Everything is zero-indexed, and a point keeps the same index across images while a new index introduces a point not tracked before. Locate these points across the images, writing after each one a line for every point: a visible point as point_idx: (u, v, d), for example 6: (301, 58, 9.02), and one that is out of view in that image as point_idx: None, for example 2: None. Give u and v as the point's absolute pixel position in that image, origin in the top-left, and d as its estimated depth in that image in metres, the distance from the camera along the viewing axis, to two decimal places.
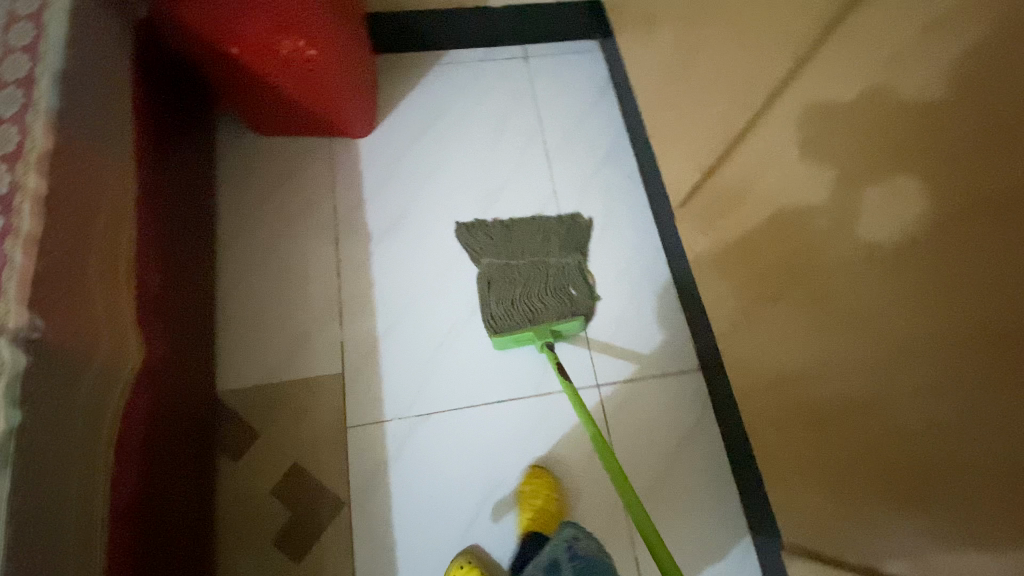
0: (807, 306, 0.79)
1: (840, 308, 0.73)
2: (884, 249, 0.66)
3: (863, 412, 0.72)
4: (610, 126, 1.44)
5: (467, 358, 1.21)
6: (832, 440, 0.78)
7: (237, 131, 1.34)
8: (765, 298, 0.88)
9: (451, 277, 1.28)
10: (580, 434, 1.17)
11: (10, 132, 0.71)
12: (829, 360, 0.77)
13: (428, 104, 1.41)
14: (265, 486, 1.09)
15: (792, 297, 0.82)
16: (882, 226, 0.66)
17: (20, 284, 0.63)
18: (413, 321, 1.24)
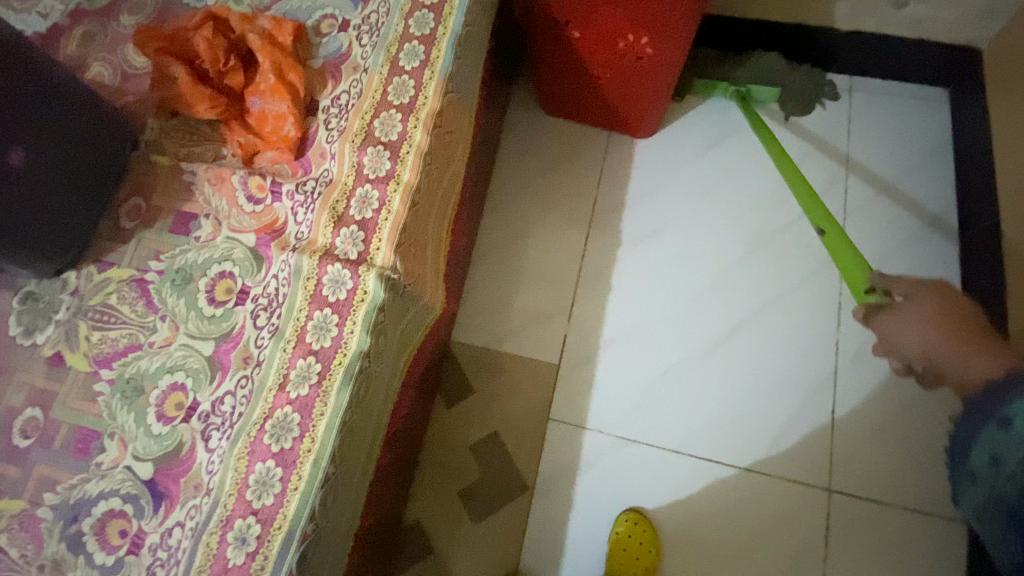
0: None
1: None
2: None
3: None
4: (935, 197, 1.20)
5: (684, 400, 1.13)
6: None
7: (527, 102, 1.38)
8: None
9: (695, 310, 1.19)
10: (789, 529, 1.04)
11: (410, 84, 0.78)
12: None
13: (724, 119, 1.31)
14: (466, 441, 1.16)
15: None
16: None
17: (392, 228, 0.72)
18: (640, 342, 1.18)
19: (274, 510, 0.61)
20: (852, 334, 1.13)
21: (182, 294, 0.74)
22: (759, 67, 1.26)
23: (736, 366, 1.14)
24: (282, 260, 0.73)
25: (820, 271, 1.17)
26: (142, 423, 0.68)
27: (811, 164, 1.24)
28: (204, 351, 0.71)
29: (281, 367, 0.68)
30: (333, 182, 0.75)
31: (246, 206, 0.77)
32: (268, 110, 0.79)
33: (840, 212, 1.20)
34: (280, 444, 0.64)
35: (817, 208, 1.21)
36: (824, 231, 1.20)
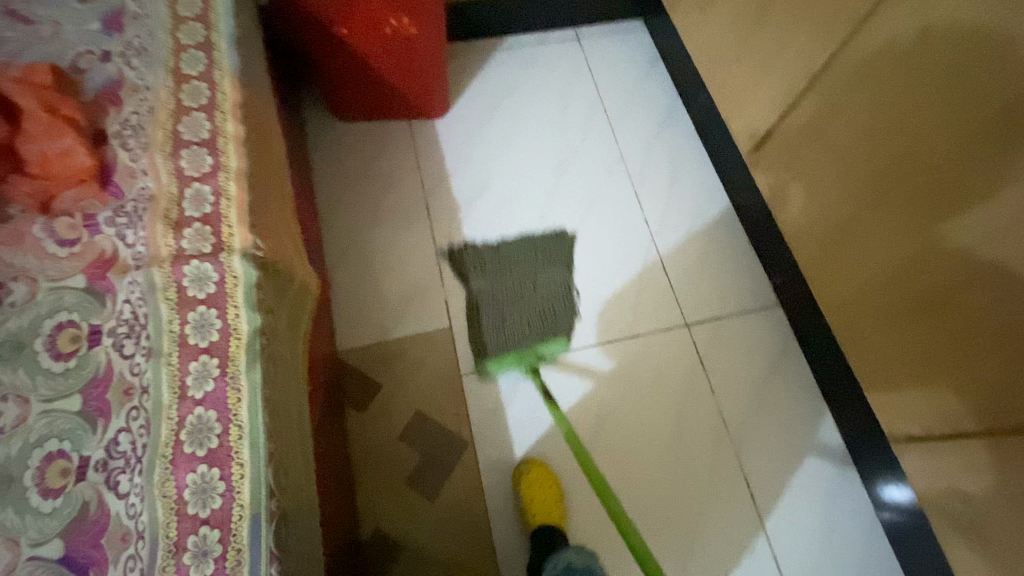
0: (865, 215, 0.95)
1: (885, 190, 0.91)
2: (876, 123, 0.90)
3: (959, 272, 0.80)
4: (664, 92, 1.54)
5: (529, 393, 1.19)
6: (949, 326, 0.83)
7: (321, 117, 1.43)
8: (865, 241, 0.95)
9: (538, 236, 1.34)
10: (676, 371, 1.23)
11: (202, 87, 0.79)
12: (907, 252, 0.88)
13: (495, 82, 1.51)
14: (391, 433, 1.15)
15: (889, 237, 0.91)
16: (849, 96, 0.95)
17: (238, 212, 0.72)
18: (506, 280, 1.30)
19: (229, 505, 0.58)
20: (655, 208, 1.39)
21: (17, 364, 0.64)
22: (539, 323, 1.25)
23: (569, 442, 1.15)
24: (129, 283, 0.67)
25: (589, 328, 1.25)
26: (22, 512, 0.58)
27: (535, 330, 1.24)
28: (71, 408, 0.62)
29: (173, 379, 0.63)
30: (155, 193, 0.72)
31: (59, 252, 0.69)
32: (52, 150, 0.72)
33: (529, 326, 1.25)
34: (206, 446, 0.60)
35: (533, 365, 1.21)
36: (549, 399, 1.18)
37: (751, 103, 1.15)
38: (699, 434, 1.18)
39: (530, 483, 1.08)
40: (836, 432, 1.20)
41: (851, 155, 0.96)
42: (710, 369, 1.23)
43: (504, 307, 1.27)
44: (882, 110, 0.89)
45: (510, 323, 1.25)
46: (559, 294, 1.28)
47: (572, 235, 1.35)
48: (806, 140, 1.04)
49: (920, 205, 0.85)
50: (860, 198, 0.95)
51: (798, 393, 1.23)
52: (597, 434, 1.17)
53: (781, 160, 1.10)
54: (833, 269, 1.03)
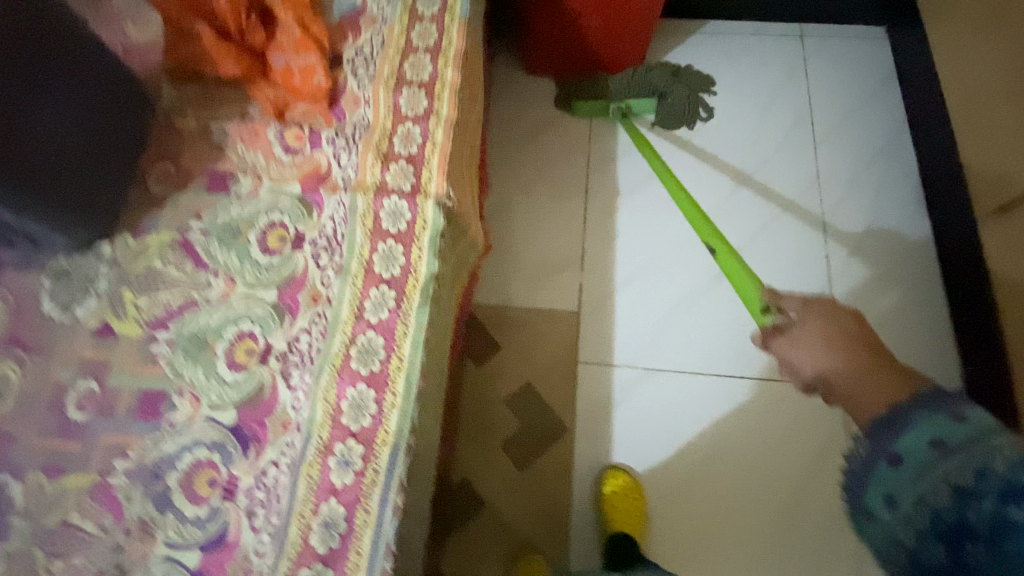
0: None
1: None
2: None
3: None
4: (890, 118, 1.32)
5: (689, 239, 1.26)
6: None
7: (510, 69, 1.43)
8: None
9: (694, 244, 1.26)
10: (813, 428, 1.11)
11: (432, 28, 0.81)
12: None
13: (694, 67, 1.39)
14: (501, 393, 1.18)
15: None
16: None
17: (440, 158, 0.74)
18: (649, 280, 1.24)
19: (374, 431, 0.62)
20: (840, 246, 1.22)
21: (233, 247, 0.73)
22: (642, 82, 1.35)
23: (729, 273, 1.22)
24: (334, 201, 0.73)
25: (742, 203, 1.27)
26: (215, 374, 0.67)
27: (689, 169, 1.30)
28: (267, 298, 0.70)
29: (354, 299, 0.68)
30: (371, 123, 0.77)
31: (285, 157, 0.77)
32: (295, 65, 0.80)
33: (709, 194, 1.28)
34: (367, 369, 0.65)
35: (688, 201, 1.28)
36: (706, 224, 1.25)
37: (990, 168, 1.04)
38: (817, 505, 1.06)
39: (614, 490, 1.05)
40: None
41: None
42: (853, 439, 1.09)
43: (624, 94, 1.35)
44: None
45: (616, 85, 1.35)
46: (665, 86, 1.35)
47: (735, 251, 1.24)
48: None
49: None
50: None
51: None
52: (705, 466, 1.09)
53: (1000, 239, 1.01)
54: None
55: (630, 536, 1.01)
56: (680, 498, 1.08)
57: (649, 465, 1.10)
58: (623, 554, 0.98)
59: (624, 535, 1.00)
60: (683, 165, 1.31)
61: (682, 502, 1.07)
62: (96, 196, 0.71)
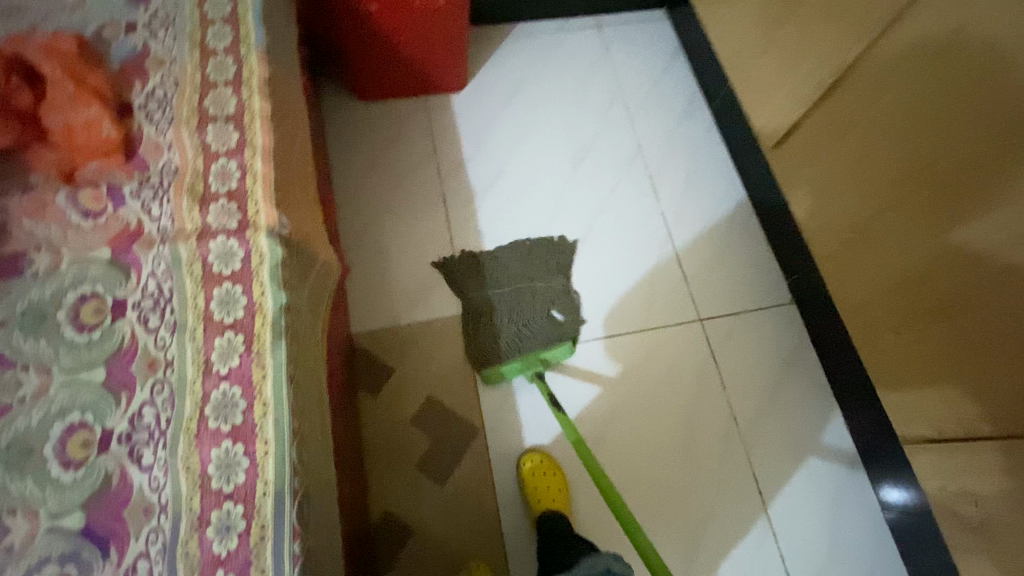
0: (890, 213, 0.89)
1: (916, 189, 0.84)
2: (912, 120, 0.84)
3: (994, 280, 0.75)
4: (686, 84, 1.52)
5: (536, 413, 1.16)
6: (981, 339, 0.77)
7: (339, 95, 1.41)
8: (881, 239, 0.91)
9: (567, 336, 1.22)
10: (688, 365, 1.23)
11: (228, 61, 0.78)
12: (937, 255, 0.82)
13: (514, 67, 1.49)
14: (403, 418, 1.16)
15: (917, 239, 0.85)
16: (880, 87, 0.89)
17: (264, 189, 0.71)
18: (531, 423, 1.16)
19: (252, 481, 0.58)
20: (672, 202, 1.38)
21: (41, 334, 0.64)
22: (529, 312, 1.23)
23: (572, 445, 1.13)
24: (155, 257, 0.67)
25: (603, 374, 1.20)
26: (45, 482, 0.58)
27: (531, 329, 1.22)
28: (96, 379, 0.62)
29: (199, 354, 0.63)
30: (181, 168, 0.72)
31: (85, 223, 0.69)
32: (75, 121, 0.71)
33: (554, 347, 1.20)
34: (231, 421, 0.60)
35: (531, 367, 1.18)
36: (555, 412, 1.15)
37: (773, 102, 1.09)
38: (707, 430, 1.18)
39: (532, 472, 1.08)
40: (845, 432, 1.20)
41: (878, 152, 0.90)
42: (722, 365, 1.23)
43: (522, 341, 1.20)
44: (918, 103, 0.83)
45: (522, 336, 1.21)
46: (551, 289, 1.26)
47: (589, 226, 1.34)
48: (820, 138, 1.00)
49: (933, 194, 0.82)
50: (887, 199, 0.89)
51: (809, 390, 1.23)
52: (608, 427, 1.17)
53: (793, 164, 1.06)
54: (846, 269, 0.97)
55: (557, 513, 1.04)
56: (595, 462, 1.14)
57: (560, 441, 1.15)
58: (553, 530, 1.02)
59: (550, 513, 1.04)
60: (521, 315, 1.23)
61: (597, 465, 1.14)
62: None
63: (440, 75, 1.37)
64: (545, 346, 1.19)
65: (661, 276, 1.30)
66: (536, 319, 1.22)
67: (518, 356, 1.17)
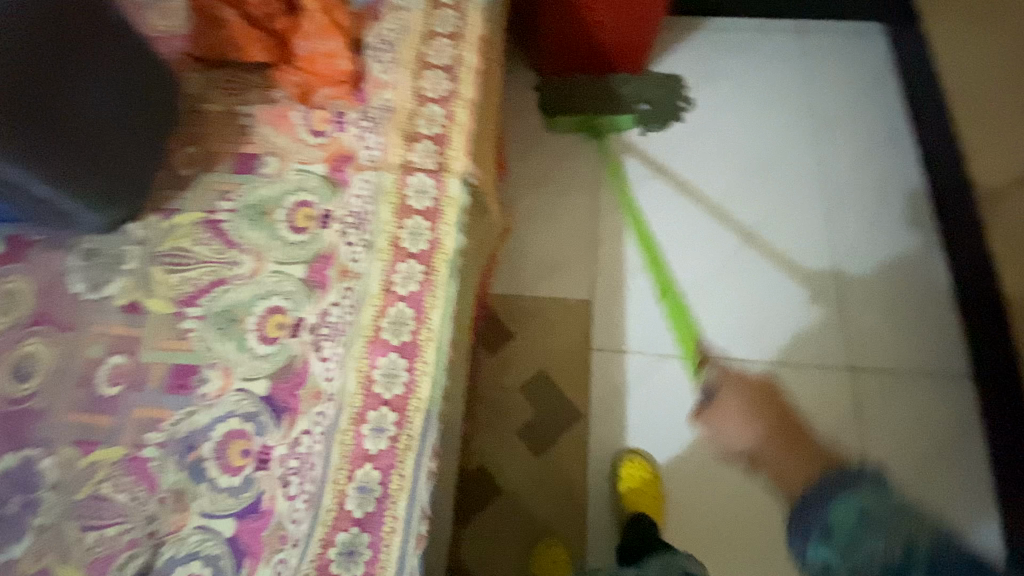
0: None
1: None
2: None
3: None
4: (891, 109, 1.35)
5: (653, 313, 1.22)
6: None
7: (519, 65, 1.46)
8: None
9: (712, 243, 1.26)
10: (825, 411, 1.11)
11: (453, 15, 0.84)
12: None
13: (700, 62, 1.42)
14: (514, 381, 1.19)
15: None
16: None
17: (463, 138, 0.75)
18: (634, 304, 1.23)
19: (405, 400, 0.63)
20: (845, 233, 1.25)
21: (262, 226, 0.75)
22: (621, 102, 1.36)
23: (684, 361, 1.18)
24: (360, 180, 0.75)
25: (732, 296, 1.21)
26: (245, 349, 0.68)
27: (676, 252, 1.25)
28: (296, 275, 0.71)
29: (383, 274, 0.69)
30: (395, 106, 0.79)
31: (311, 140, 0.79)
32: (321, 50, 0.81)
33: (689, 265, 1.24)
34: (398, 340, 0.66)
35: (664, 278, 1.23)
36: (670, 298, 1.22)
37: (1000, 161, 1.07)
38: None
39: (630, 474, 1.06)
40: (1004, 545, 1.01)
41: None
42: (865, 422, 1.10)
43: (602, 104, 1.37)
44: None
45: (596, 99, 1.37)
46: (646, 93, 1.38)
47: (744, 240, 1.26)
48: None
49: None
50: None
51: (967, 479, 1.05)
52: (719, 449, 1.10)
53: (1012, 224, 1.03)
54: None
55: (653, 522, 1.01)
56: (694, 484, 1.09)
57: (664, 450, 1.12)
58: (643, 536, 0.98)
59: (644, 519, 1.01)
60: (661, 224, 1.28)
61: (698, 483, 1.09)
62: (105, 136, 0.69)
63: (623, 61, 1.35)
64: (616, 107, 1.36)
65: (814, 309, 1.19)
66: (624, 96, 1.36)
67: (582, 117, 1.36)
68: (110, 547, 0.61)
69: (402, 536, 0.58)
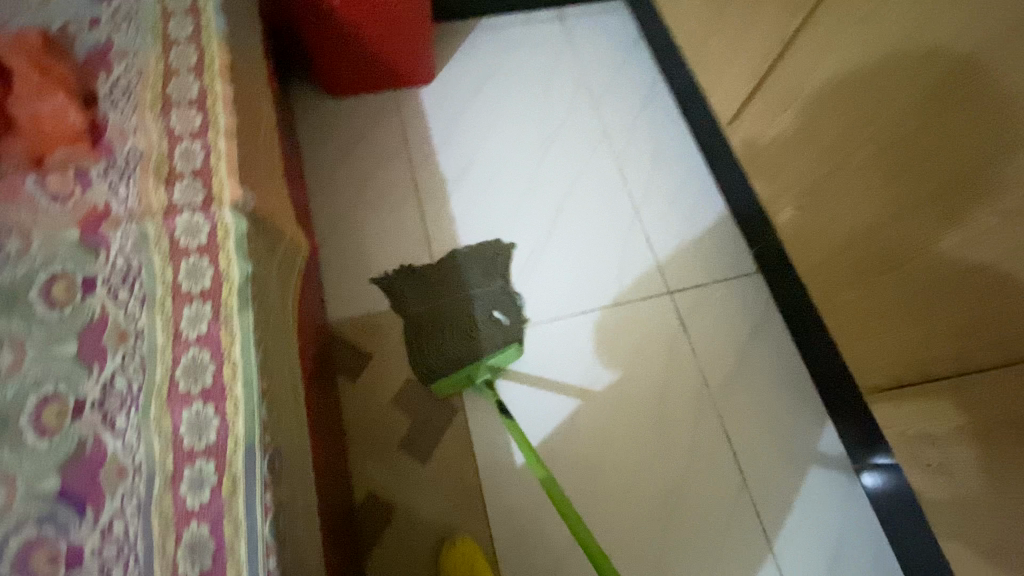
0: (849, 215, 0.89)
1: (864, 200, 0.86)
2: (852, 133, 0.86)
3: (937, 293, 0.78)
4: (649, 62, 1.54)
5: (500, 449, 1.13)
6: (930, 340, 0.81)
7: (309, 94, 1.45)
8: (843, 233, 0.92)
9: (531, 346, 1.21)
10: (662, 335, 1.24)
11: (190, 49, 0.81)
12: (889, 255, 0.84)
13: (480, 58, 1.53)
14: (383, 401, 1.17)
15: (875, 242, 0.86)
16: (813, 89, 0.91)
17: (227, 166, 0.74)
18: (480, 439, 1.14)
19: (223, 441, 0.60)
20: (640, 178, 1.39)
21: (12, 312, 0.66)
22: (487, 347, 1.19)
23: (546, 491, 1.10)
24: (123, 234, 0.70)
25: (570, 402, 1.17)
26: (19, 451, 0.60)
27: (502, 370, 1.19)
28: (68, 352, 0.64)
29: (168, 324, 0.65)
30: (146, 151, 0.74)
31: (54, 206, 0.71)
32: (42, 110, 0.74)
33: (513, 378, 1.18)
34: (202, 383, 0.63)
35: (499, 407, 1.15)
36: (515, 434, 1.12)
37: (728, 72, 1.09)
38: (680, 399, 1.18)
39: None
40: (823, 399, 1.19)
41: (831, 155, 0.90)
42: (694, 335, 1.24)
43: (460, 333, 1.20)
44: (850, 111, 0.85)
45: (454, 345, 1.19)
46: (498, 318, 1.22)
47: (559, 205, 1.35)
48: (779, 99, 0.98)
49: (898, 151, 0.79)
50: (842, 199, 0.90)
51: (782, 353, 1.23)
52: (587, 398, 1.17)
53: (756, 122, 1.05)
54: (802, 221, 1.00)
55: None
56: (572, 437, 1.14)
57: (540, 417, 1.16)
58: None
59: None
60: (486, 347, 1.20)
61: (578, 436, 1.15)
62: None
63: (406, 69, 1.40)
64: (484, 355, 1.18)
65: (632, 251, 1.31)
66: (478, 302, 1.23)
67: (451, 371, 1.16)
68: None
69: None
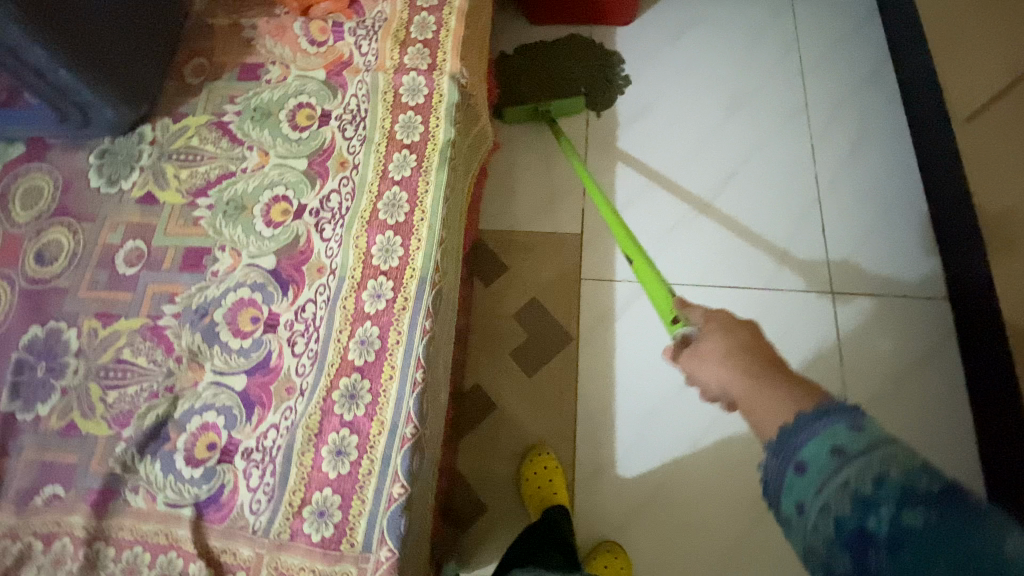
0: None
1: None
2: None
3: None
4: (879, 42, 1.36)
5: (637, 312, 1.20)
6: None
7: (511, 13, 1.49)
8: None
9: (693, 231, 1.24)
10: (808, 332, 1.14)
11: None
12: None
13: (688, 7, 1.46)
14: (508, 310, 1.24)
15: None
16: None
17: (453, 42, 0.81)
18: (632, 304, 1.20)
19: (400, 269, 0.69)
20: (830, 164, 1.27)
21: (265, 125, 0.80)
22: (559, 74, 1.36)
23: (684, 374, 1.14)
24: (358, 82, 0.80)
25: (728, 286, 1.19)
26: (251, 231, 0.73)
27: (655, 233, 1.24)
28: (299, 167, 0.76)
29: (379, 163, 0.75)
30: (390, 16, 0.84)
31: (310, 49, 0.84)
32: None
33: (669, 259, 1.22)
34: (394, 219, 0.71)
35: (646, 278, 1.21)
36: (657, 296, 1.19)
37: (967, 85, 1.00)
38: None
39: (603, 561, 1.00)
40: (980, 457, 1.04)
41: None
42: (846, 342, 1.12)
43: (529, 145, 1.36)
44: None
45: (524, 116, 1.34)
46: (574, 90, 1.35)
47: (731, 173, 1.28)
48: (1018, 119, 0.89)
49: None
50: None
51: (946, 392, 1.07)
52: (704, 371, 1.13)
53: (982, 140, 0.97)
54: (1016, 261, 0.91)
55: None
56: (676, 400, 1.13)
57: (653, 372, 1.15)
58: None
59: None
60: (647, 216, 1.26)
61: (685, 405, 1.12)
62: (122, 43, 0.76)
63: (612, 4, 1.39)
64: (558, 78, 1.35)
65: (798, 238, 1.21)
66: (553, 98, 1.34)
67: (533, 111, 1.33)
68: (128, 403, 0.68)
69: (399, 382, 0.63)
